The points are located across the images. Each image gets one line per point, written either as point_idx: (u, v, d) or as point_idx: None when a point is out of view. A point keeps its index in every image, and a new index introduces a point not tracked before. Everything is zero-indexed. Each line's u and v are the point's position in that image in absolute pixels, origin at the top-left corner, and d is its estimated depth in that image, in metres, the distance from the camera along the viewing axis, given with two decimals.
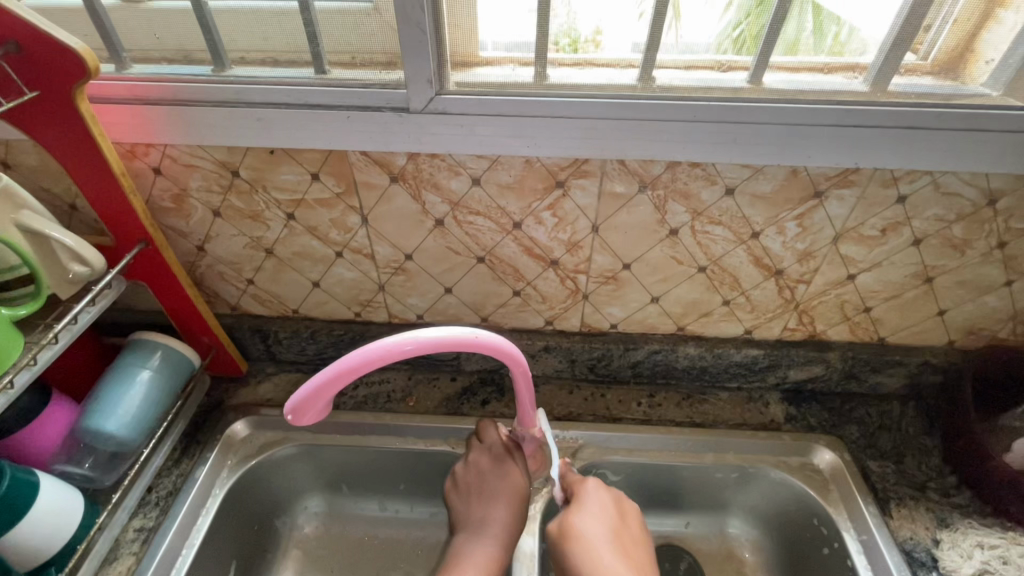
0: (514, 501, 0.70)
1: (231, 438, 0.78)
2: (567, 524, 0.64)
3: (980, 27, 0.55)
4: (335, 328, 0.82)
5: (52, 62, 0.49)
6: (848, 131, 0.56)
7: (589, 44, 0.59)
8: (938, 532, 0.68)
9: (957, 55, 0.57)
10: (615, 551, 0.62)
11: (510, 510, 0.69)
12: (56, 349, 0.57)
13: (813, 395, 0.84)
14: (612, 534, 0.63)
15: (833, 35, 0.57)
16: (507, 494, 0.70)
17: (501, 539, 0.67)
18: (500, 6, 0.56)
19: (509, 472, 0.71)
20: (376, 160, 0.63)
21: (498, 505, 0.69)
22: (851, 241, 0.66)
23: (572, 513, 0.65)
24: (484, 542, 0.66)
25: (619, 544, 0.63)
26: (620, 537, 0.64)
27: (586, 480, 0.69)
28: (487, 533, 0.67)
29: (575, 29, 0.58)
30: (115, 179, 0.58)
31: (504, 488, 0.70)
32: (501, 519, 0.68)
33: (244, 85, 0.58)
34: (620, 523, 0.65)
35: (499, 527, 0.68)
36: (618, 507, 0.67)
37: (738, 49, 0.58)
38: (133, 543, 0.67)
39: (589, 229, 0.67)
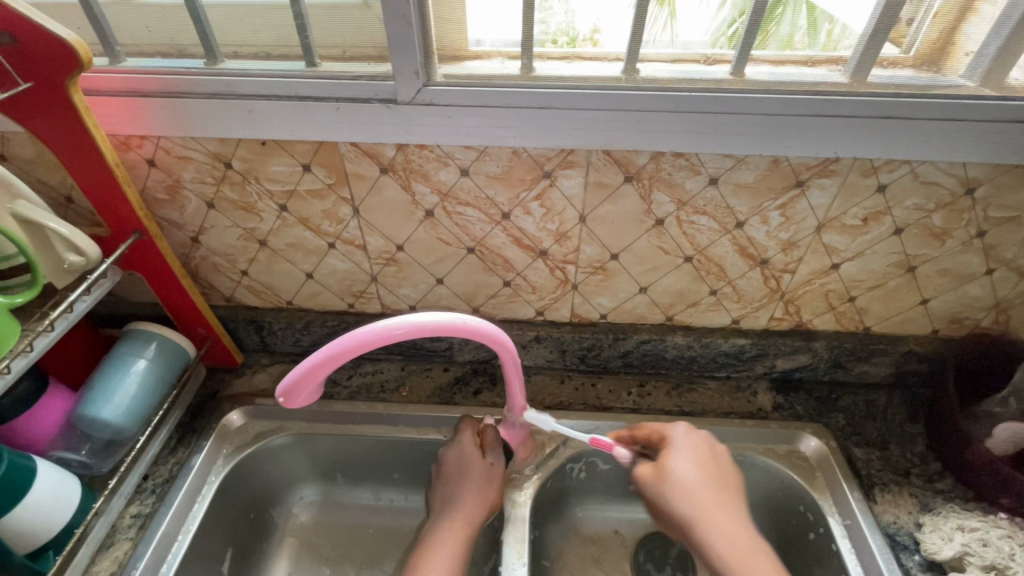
0: (487, 483, 0.73)
1: (227, 427, 0.80)
2: (662, 466, 0.66)
3: (959, 20, 0.56)
4: (328, 319, 0.84)
5: (46, 53, 0.50)
6: (828, 121, 0.57)
7: (588, 43, 0.61)
8: (920, 516, 0.70)
9: (934, 49, 0.58)
10: (712, 492, 0.63)
11: (480, 491, 0.72)
12: (52, 336, 0.58)
13: (800, 384, 0.86)
14: (711, 474, 0.65)
15: (826, 32, 0.58)
16: (477, 476, 0.73)
17: (472, 514, 0.70)
18: (491, 4, 0.58)
19: (481, 456, 0.74)
20: (366, 151, 0.64)
21: (467, 487, 0.72)
22: (834, 231, 0.68)
23: (668, 454, 0.67)
24: (456, 516, 0.70)
25: (714, 484, 0.64)
26: (717, 475, 0.65)
27: (676, 426, 0.70)
28: (458, 510, 0.70)
29: (573, 28, 0.60)
30: (109, 170, 0.59)
31: (475, 471, 0.73)
32: (471, 497, 0.71)
33: (235, 77, 0.59)
34: (715, 462, 0.66)
35: (468, 502, 0.71)
36: (707, 448, 0.68)
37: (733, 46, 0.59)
38: (130, 529, 0.68)
39: (576, 220, 0.69)
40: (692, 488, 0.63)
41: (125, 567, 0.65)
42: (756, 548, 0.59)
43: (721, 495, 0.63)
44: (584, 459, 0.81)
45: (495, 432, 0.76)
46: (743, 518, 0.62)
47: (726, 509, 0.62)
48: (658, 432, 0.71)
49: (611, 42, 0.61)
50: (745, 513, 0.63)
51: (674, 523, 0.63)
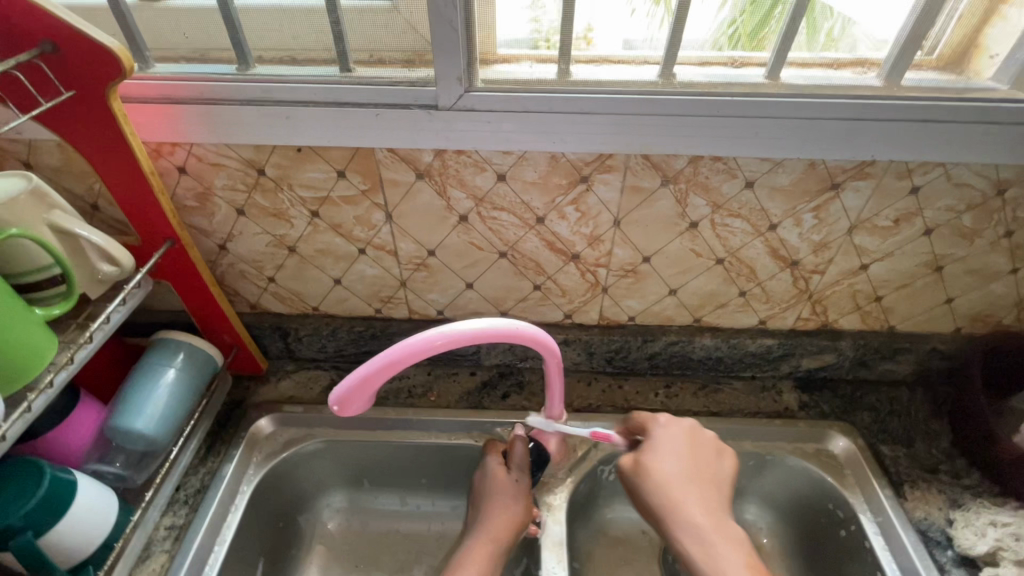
0: (510, 502, 0.71)
1: (256, 435, 0.79)
2: (640, 461, 0.66)
3: (984, 23, 0.57)
4: (355, 325, 0.83)
5: (89, 62, 0.49)
6: (864, 125, 0.58)
7: (581, 41, 0.61)
8: (951, 512, 0.71)
9: (960, 52, 0.59)
10: (690, 488, 0.64)
11: (502, 510, 0.70)
12: (90, 348, 0.57)
13: (824, 382, 0.87)
14: (678, 469, 0.65)
15: (826, 30, 0.59)
16: (500, 495, 0.71)
17: (496, 534, 0.68)
18: (510, 7, 0.57)
19: (504, 474, 0.72)
20: (403, 157, 0.63)
21: (489, 506, 0.70)
22: (865, 232, 0.68)
23: (645, 450, 0.67)
24: (479, 537, 0.68)
25: (698, 480, 0.64)
26: (695, 470, 0.65)
27: (658, 418, 0.70)
28: (480, 531, 0.69)
29: (564, 27, 0.59)
30: (145, 179, 0.58)
31: (503, 489, 0.72)
32: (492, 517, 0.69)
33: (272, 83, 0.59)
34: (695, 456, 0.66)
35: (490, 522, 0.69)
36: (700, 440, 0.68)
37: (733, 46, 0.60)
38: (165, 541, 0.67)
39: (610, 223, 0.69)
40: (670, 485, 0.64)
41: None
42: (734, 545, 0.60)
43: (696, 491, 0.64)
44: (614, 461, 0.81)
45: (519, 449, 0.74)
46: (721, 513, 0.63)
47: (694, 505, 0.63)
48: (644, 424, 0.70)
49: (604, 42, 0.61)
50: (720, 509, 0.63)
51: (649, 515, 0.64)
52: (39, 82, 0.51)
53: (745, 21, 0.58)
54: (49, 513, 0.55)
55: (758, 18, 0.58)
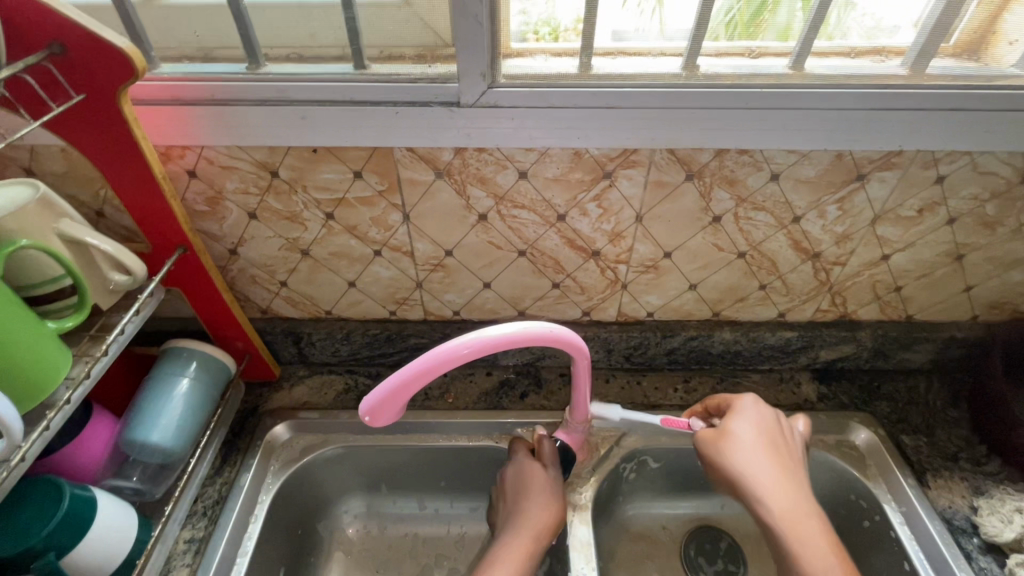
0: (546, 503, 0.69)
1: (273, 443, 0.77)
2: (724, 431, 0.66)
3: (1003, 8, 0.56)
4: (370, 328, 0.81)
5: (99, 63, 0.47)
6: (892, 114, 0.57)
7: (569, 33, 0.59)
8: (974, 500, 0.71)
9: (978, 37, 0.59)
10: (775, 461, 0.63)
11: (540, 513, 0.69)
12: (106, 361, 0.55)
13: (842, 373, 0.87)
14: (765, 443, 0.64)
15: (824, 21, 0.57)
16: (536, 496, 0.70)
17: (531, 536, 0.67)
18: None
19: (538, 474, 0.71)
20: (422, 156, 0.62)
21: (526, 506, 0.69)
22: (888, 222, 0.68)
23: (730, 420, 0.67)
24: (515, 538, 0.67)
25: (788, 455, 0.64)
26: (783, 445, 0.65)
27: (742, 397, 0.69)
28: (519, 531, 0.67)
29: (554, 18, 0.58)
30: (157, 185, 0.56)
31: (535, 481, 0.71)
32: (529, 517, 0.68)
33: (286, 82, 0.57)
34: (779, 435, 0.65)
35: (528, 524, 0.68)
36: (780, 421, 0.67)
37: (728, 36, 0.59)
38: (186, 555, 0.66)
39: (633, 219, 0.68)
40: (756, 457, 0.63)
41: None
42: (818, 520, 0.60)
43: (784, 465, 0.63)
44: (636, 458, 0.80)
45: (550, 450, 0.73)
46: (805, 488, 0.62)
47: (782, 477, 0.62)
48: (726, 401, 0.70)
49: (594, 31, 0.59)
50: (798, 484, 0.62)
51: (729, 486, 0.64)
52: (48, 85, 0.49)
53: (743, 8, 0.57)
54: (71, 532, 0.53)
55: (754, 6, 0.57)
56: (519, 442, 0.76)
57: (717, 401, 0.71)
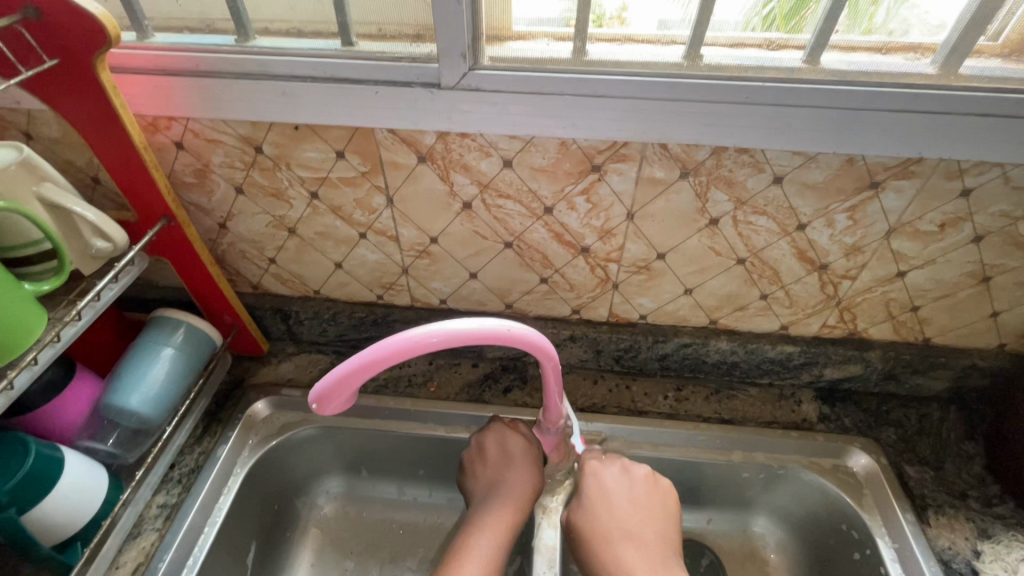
0: (519, 500, 0.67)
1: (253, 418, 0.78)
2: (574, 513, 0.67)
3: None
4: (356, 311, 0.81)
5: (70, 29, 0.48)
6: (913, 118, 0.52)
7: (615, 21, 0.55)
8: (979, 543, 0.66)
9: None
10: (623, 538, 0.64)
11: (512, 509, 0.66)
12: (79, 325, 0.57)
13: (848, 394, 0.81)
14: (611, 522, 0.65)
15: (869, 15, 0.52)
16: (511, 493, 0.68)
17: (501, 533, 0.64)
18: None
19: (513, 468, 0.69)
20: (403, 138, 0.60)
21: (497, 500, 0.67)
22: (905, 236, 0.62)
23: (578, 502, 0.68)
24: (485, 533, 0.64)
25: (634, 522, 0.65)
26: (629, 514, 0.66)
27: (590, 464, 0.70)
28: (489, 526, 0.64)
29: (600, 4, 0.54)
30: (135, 152, 0.57)
31: (518, 455, 0.70)
32: (500, 513, 0.66)
33: (269, 55, 0.56)
34: (628, 504, 0.66)
35: (497, 519, 0.65)
36: (630, 485, 0.67)
37: (766, 28, 0.54)
38: (156, 520, 0.67)
39: (623, 216, 0.64)
40: (606, 541, 0.64)
41: (151, 559, 0.64)
42: None
43: (631, 539, 0.64)
44: None
45: (532, 448, 0.72)
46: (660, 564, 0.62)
47: (632, 557, 0.62)
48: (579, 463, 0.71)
49: (639, 22, 0.55)
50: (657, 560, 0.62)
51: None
52: (21, 50, 0.49)
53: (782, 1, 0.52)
54: (34, 488, 0.56)
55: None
56: (498, 424, 0.74)
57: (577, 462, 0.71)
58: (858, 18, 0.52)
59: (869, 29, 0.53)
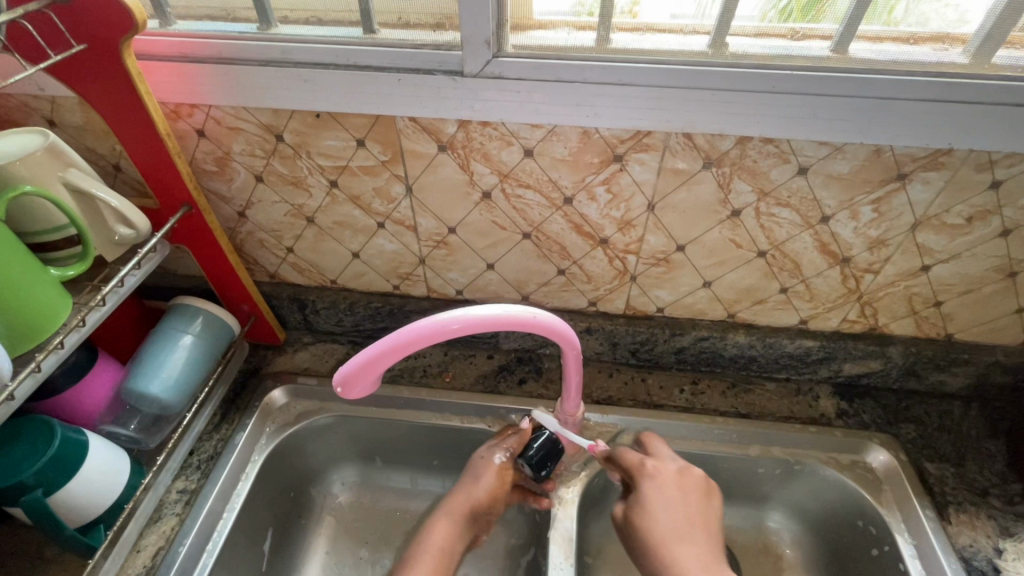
0: (455, 516, 0.71)
1: (270, 405, 0.78)
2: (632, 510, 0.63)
3: None
4: (373, 301, 0.81)
5: (99, 14, 0.48)
6: (944, 108, 0.51)
7: (625, 14, 0.55)
8: (1000, 541, 0.65)
9: None
10: (677, 535, 0.60)
11: (442, 526, 0.70)
12: (104, 310, 0.57)
13: (866, 390, 0.80)
14: (669, 521, 0.61)
15: (889, 8, 0.52)
16: (447, 510, 0.72)
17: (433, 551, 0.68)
18: None
19: (470, 482, 0.72)
20: (425, 126, 0.60)
21: (448, 507, 0.72)
22: (930, 229, 0.62)
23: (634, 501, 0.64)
24: (426, 547, 0.68)
25: (689, 518, 0.61)
26: (680, 510, 0.62)
27: (643, 464, 0.65)
28: (434, 533, 0.70)
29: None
30: (159, 139, 0.57)
31: (468, 472, 0.74)
32: (449, 519, 0.71)
33: (292, 43, 0.56)
34: (685, 499, 0.62)
35: (431, 538, 0.69)
36: (690, 483, 0.64)
37: (783, 19, 0.53)
38: (176, 505, 0.68)
39: (644, 207, 0.64)
40: (659, 540, 0.60)
41: (172, 543, 0.65)
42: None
43: (686, 536, 0.60)
44: None
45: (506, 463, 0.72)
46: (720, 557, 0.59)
47: (695, 558, 0.58)
48: (630, 458, 0.67)
49: (649, 11, 0.54)
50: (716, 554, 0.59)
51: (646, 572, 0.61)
52: (49, 34, 0.50)
53: None
54: (60, 472, 0.56)
55: None
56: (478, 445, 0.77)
57: (626, 460, 0.67)
58: (878, 9, 0.52)
59: (891, 22, 0.52)
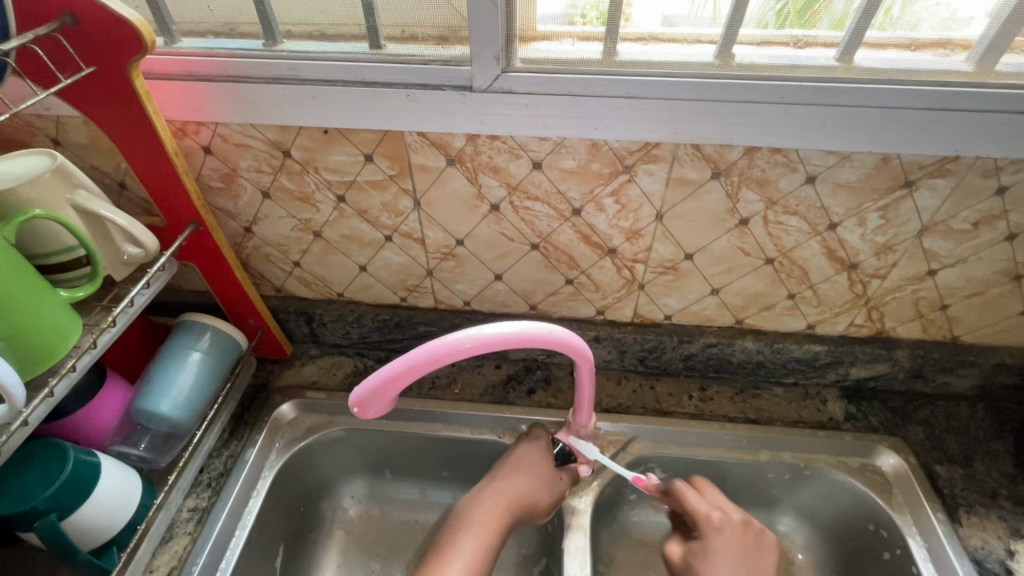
0: (508, 505, 0.67)
1: (279, 420, 0.78)
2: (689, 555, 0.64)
3: None
4: (380, 313, 0.81)
5: (107, 36, 0.48)
6: (950, 116, 0.52)
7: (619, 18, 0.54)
8: (1011, 543, 0.66)
9: None
10: None
11: (497, 514, 0.66)
12: (115, 331, 0.57)
13: (874, 393, 0.81)
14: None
15: (884, 10, 0.51)
16: (503, 496, 0.68)
17: (483, 539, 0.64)
18: None
19: (528, 477, 0.69)
20: (433, 141, 0.60)
21: (490, 500, 0.68)
22: (937, 234, 0.62)
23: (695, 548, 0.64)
24: (473, 533, 0.64)
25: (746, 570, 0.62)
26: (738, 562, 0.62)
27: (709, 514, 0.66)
28: (475, 527, 0.65)
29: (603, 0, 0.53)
30: (167, 158, 0.57)
31: (531, 466, 0.71)
32: (491, 513, 0.66)
33: (299, 60, 0.56)
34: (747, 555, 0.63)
35: (484, 523, 0.65)
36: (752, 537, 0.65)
37: (778, 24, 0.53)
38: (188, 524, 0.67)
39: (652, 217, 0.64)
40: None
41: (185, 563, 0.64)
42: None
43: None
44: (643, 465, 0.77)
45: (549, 463, 0.72)
46: None
47: None
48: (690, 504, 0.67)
49: (641, 18, 0.54)
50: None
51: None
52: (57, 57, 0.50)
53: None
54: (73, 495, 0.56)
55: None
56: (527, 442, 0.74)
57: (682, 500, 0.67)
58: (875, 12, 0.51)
59: (886, 25, 0.52)
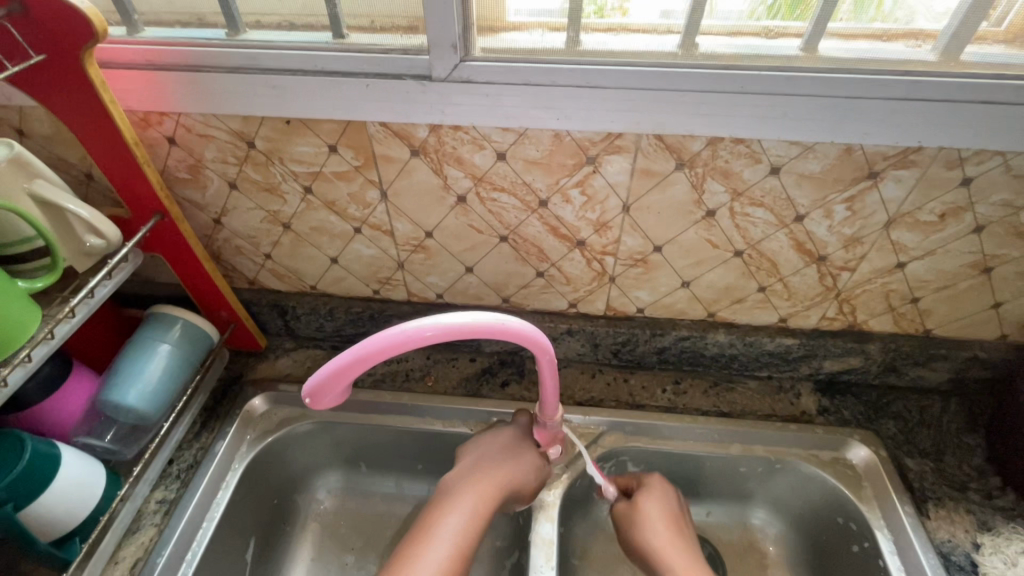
0: (495, 490, 0.66)
1: (251, 413, 0.78)
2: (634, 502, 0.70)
3: None
4: (353, 306, 0.80)
5: (58, 24, 0.48)
6: (912, 106, 0.51)
7: (615, 12, 0.54)
8: (978, 536, 0.66)
9: None
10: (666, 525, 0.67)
11: (485, 499, 0.65)
12: (74, 322, 0.56)
13: (848, 386, 0.80)
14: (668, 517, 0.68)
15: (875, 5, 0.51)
16: (490, 480, 0.67)
17: (469, 523, 0.63)
18: None
19: (513, 463, 0.69)
20: (396, 131, 0.59)
21: (479, 484, 0.67)
22: (904, 226, 0.62)
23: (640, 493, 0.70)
24: (457, 515, 0.64)
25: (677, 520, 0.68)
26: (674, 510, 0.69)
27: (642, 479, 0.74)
28: (459, 512, 0.64)
29: None
30: (126, 148, 0.56)
31: (516, 453, 0.70)
32: (478, 497, 0.65)
33: (259, 49, 0.55)
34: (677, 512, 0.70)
35: (470, 508, 0.64)
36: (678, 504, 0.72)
37: (772, 16, 0.53)
38: (155, 515, 0.68)
39: (619, 209, 0.64)
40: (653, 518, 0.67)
41: (150, 554, 0.64)
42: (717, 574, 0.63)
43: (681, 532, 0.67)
44: (615, 458, 0.77)
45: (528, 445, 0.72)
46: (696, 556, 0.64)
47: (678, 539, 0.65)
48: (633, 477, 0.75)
49: (638, 9, 0.54)
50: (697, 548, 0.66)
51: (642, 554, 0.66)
52: (7, 45, 0.49)
53: None
54: (31, 485, 0.56)
55: None
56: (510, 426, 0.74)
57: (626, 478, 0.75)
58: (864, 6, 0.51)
59: (876, 18, 0.52)
